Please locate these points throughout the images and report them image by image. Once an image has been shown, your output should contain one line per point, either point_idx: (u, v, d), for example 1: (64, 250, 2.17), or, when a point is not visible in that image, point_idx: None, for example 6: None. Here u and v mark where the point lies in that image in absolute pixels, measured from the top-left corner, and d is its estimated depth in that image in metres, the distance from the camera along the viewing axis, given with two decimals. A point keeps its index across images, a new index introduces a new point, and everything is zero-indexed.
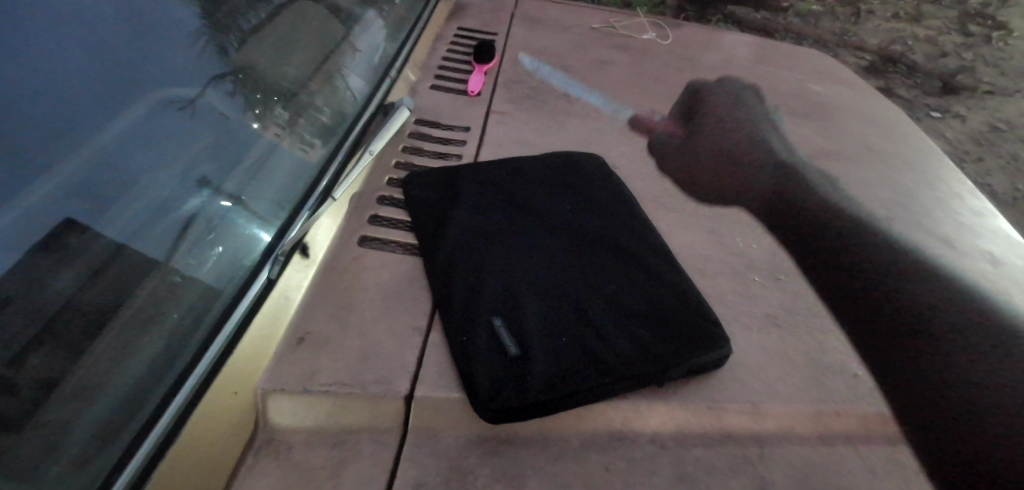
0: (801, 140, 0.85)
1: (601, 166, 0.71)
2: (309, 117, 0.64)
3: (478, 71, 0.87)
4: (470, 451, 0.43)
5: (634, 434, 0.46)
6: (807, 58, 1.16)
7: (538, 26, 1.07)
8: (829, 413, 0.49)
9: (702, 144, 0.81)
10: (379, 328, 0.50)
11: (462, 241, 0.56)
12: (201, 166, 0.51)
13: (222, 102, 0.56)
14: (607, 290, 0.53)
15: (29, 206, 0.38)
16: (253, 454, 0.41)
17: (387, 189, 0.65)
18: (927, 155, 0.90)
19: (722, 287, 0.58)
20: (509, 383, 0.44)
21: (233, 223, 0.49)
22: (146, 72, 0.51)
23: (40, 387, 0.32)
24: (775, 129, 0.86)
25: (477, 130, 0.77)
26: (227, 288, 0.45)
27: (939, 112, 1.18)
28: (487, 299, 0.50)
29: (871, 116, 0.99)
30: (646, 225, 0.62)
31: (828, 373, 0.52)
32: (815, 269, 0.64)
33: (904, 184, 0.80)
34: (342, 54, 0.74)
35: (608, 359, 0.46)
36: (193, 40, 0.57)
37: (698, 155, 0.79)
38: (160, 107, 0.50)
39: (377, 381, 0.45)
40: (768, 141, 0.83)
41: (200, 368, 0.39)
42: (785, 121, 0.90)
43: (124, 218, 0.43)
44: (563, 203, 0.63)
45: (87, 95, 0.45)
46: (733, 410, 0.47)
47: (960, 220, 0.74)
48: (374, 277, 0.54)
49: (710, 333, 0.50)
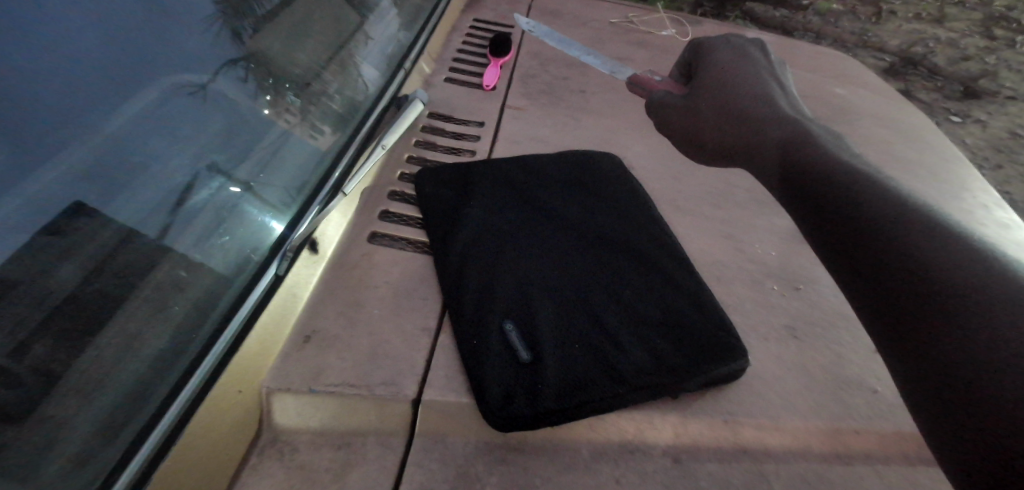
0: (780, 98, 0.70)
1: (619, 167, 0.69)
2: (321, 105, 0.63)
3: (494, 65, 0.86)
4: (477, 458, 0.42)
5: (647, 445, 0.45)
6: (830, 60, 1.13)
7: (556, 19, 1.05)
8: (847, 429, 0.47)
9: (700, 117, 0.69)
10: (388, 328, 0.49)
11: (475, 239, 0.55)
12: (213, 152, 0.48)
13: (235, 88, 0.53)
14: (622, 295, 0.51)
15: (25, 196, 0.35)
16: (257, 453, 0.41)
17: (399, 185, 0.63)
18: (952, 163, 0.88)
19: (740, 295, 0.57)
20: (520, 389, 0.43)
21: (243, 214, 0.48)
22: (161, 53, 0.48)
23: (41, 377, 0.31)
24: (759, 88, 0.70)
25: (492, 125, 0.75)
26: (236, 282, 0.44)
27: (959, 118, 1.28)
28: (501, 301, 0.49)
29: (894, 121, 0.96)
30: (662, 228, 0.60)
31: (847, 387, 0.51)
32: (813, 232, 0.50)
33: (927, 193, 0.78)
34: (356, 43, 0.72)
35: (623, 368, 0.45)
36: (205, 21, 0.54)
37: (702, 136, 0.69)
38: (170, 91, 0.47)
39: (385, 383, 0.44)
40: (753, 99, 0.68)
41: (204, 367, 0.38)
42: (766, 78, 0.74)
43: (134, 205, 0.41)
44: (578, 204, 0.62)
45: (100, 74, 0.43)
46: (748, 424, 0.46)
47: (985, 233, 0.72)
48: (384, 275, 0.53)
49: (728, 343, 0.49)
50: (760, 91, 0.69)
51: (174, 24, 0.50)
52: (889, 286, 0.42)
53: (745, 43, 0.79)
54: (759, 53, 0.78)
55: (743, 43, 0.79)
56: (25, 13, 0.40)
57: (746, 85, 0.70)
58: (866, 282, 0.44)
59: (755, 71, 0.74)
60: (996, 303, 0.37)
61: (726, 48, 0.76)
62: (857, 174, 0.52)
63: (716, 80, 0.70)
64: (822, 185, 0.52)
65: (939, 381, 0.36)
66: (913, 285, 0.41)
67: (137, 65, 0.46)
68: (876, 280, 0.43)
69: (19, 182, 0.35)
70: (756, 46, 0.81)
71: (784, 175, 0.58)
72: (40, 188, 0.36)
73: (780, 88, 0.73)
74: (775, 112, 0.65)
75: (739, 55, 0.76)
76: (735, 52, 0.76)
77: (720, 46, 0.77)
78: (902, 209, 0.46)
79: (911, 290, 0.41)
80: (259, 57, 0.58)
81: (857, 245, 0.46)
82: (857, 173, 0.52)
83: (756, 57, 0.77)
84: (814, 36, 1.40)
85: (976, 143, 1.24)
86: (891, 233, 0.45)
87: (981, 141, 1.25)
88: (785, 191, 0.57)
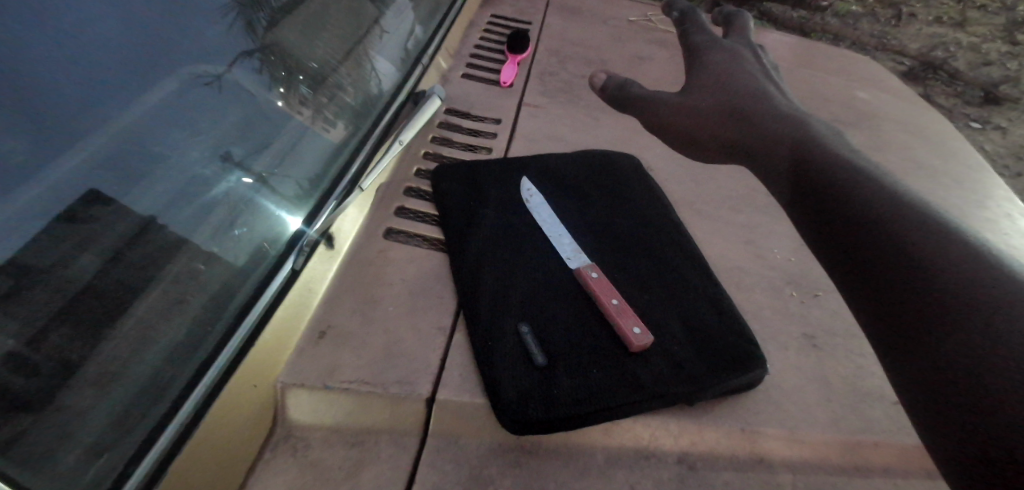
0: (773, 93, 0.74)
1: (638, 168, 0.68)
2: (335, 98, 0.62)
3: (512, 62, 0.85)
4: (492, 460, 0.42)
5: (661, 452, 0.44)
6: (852, 62, 1.10)
7: (575, 16, 1.04)
8: (867, 442, 0.46)
9: (711, 112, 0.72)
10: (404, 326, 0.48)
11: (491, 239, 0.55)
12: (228, 141, 0.49)
13: (248, 80, 0.54)
14: (639, 301, 0.51)
15: (27, 198, 0.34)
16: (272, 448, 0.41)
17: (415, 181, 0.63)
18: (975, 171, 0.85)
19: (758, 300, 0.56)
20: (537, 394, 0.43)
21: (259, 208, 0.47)
22: (180, 49, 0.49)
23: (60, 367, 0.31)
24: (755, 84, 0.75)
25: (508, 123, 0.74)
26: (253, 277, 0.44)
27: (979, 123, 1.13)
28: (516, 304, 0.49)
29: (917, 127, 0.93)
30: (681, 232, 0.59)
31: (867, 399, 0.50)
32: (823, 235, 0.52)
33: (949, 202, 0.76)
34: (372, 37, 0.72)
35: (641, 377, 0.44)
36: (219, 12, 0.54)
37: (713, 131, 0.71)
38: (187, 85, 0.48)
39: (400, 382, 0.44)
40: (750, 95, 0.72)
41: (220, 361, 0.38)
42: (754, 71, 0.79)
43: (154, 192, 0.41)
44: (597, 205, 0.61)
45: (120, 69, 0.44)
46: (766, 432, 0.45)
47: (1010, 243, 0.70)
48: (401, 271, 0.53)
49: (747, 352, 0.48)
50: (755, 87, 0.74)
51: (194, 20, 0.52)
52: (890, 287, 0.43)
53: (740, 45, 0.84)
54: (751, 54, 0.83)
55: (738, 46, 0.84)
56: (16, 5, 0.39)
57: (740, 82, 0.75)
58: (870, 281, 0.45)
59: (748, 70, 0.78)
60: (1001, 310, 0.37)
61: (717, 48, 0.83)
62: (868, 181, 0.53)
63: (711, 83, 0.76)
64: (829, 190, 0.54)
65: (943, 404, 0.36)
66: (915, 287, 0.42)
67: (156, 60, 0.47)
68: (878, 282, 0.44)
69: (34, 179, 0.35)
70: (751, 48, 0.85)
71: (795, 186, 0.59)
72: (47, 190, 0.35)
73: (775, 86, 0.77)
74: (766, 106, 0.70)
75: (732, 56, 0.81)
76: (727, 52, 0.82)
77: (714, 45, 0.84)
78: (911, 215, 0.47)
79: (911, 290, 0.42)
80: (273, 49, 0.58)
81: (861, 259, 0.47)
82: (865, 180, 0.53)
83: (748, 57, 0.82)
84: (831, 39, 1.32)
85: (996, 151, 1.07)
86: (895, 245, 0.45)
87: (1002, 148, 1.08)
88: (795, 202, 0.58)
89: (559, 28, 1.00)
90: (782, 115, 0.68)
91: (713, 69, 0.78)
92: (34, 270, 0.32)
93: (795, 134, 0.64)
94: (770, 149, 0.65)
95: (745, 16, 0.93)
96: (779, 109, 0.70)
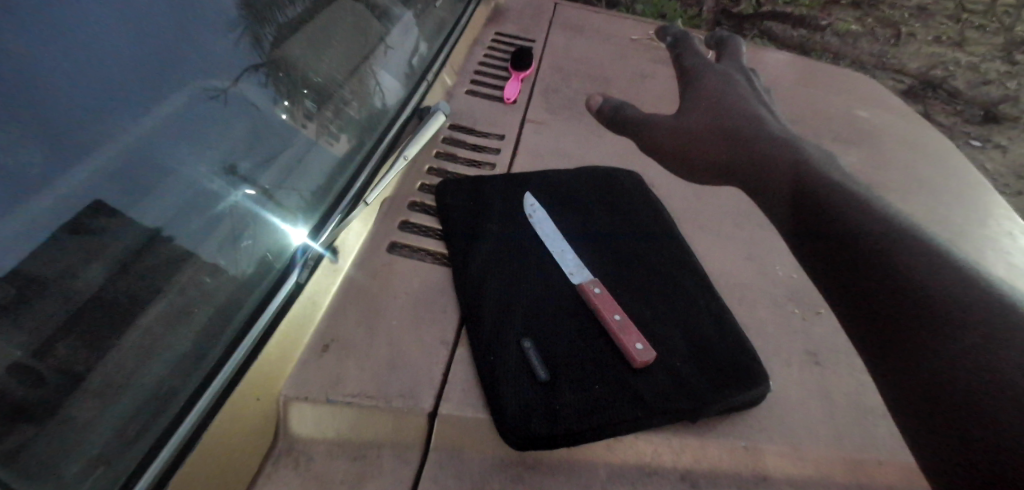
0: (766, 116, 0.79)
1: (641, 186, 0.68)
2: (340, 112, 0.63)
3: (516, 79, 0.87)
4: (494, 475, 0.41)
5: (665, 469, 0.44)
6: (851, 81, 1.11)
7: (579, 35, 1.06)
8: (871, 460, 0.46)
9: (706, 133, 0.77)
10: (407, 339, 0.49)
11: (494, 254, 0.55)
12: (236, 154, 0.49)
13: (256, 93, 0.54)
14: (642, 316, 0.51)
15: (34, 208, 0.33)
16: (274, 462, 0.41)
17: (420, 195, 0.64)
18: (976, 189, 0.85)
19: (760, 317, 0.56)
20: (539, 409, 0.43)
21: (264, 221, 0.48)
22: (191, 59, 0.49)
23: (65, 378, 0.31)
24: (747, 106, 0.80)
25: (512, 139, 0.75)
26: (257, 289, 0.44)
27: (979, 142, 1.12)
28: (519, 318, 0.49)
29: (918, 145, 0.94)
30: (683, 247, 0.60)
31: (871, 417, 0.49)
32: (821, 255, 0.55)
33: (950, 220, 0.76)
34: (377, 53, 0.73)
35: (644, 392, 0.44)
36: (229, 25, 0.54)
37: (707, 149, 0.75)
38: (198, 96, 0.48)
39: (402, 395, 0.44)
40: (743, 116, 0.78)
41: (224, 373, 0.38)
42: (745, 94, 0.83)
43: (162, 204, 0.42)
44: (599, 220, 0.62)
45: (133, 77, 0.44)
46: (769, 449, 0.45)
47: (1013, 262, 0.70)
48: (405, 284, 0.53)
49: (748, 368, 0.48)
50: (747, 108, 0.79)
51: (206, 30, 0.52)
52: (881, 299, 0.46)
53: (733, 68, 0.90)
54: (743, 77, 0.88)
55: (730, 70, 0.90)
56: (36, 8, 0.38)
57: (733, 104, 0.80)
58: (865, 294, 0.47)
59: (741, 92, 0.84)
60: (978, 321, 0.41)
61: (711, 74, 0.89)
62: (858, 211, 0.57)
63: (704, 106, 0.81)
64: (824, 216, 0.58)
65: None
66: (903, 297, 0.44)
67: (168, 69, 0.47)
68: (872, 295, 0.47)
69: (46, 187, 0.35)
70: (743, 71, 0.91)
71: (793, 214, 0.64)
72: (56, 201, 0.35)
73: (766, 108, 0.82)
74: (757, 128, 0.76)
75: (724, 80, 0.87)
76: (720, 76, 0.88)
77: (708, 71, 0.91)
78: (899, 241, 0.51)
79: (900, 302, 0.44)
80: (280, 64, 0.59)
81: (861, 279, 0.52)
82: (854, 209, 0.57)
83: (740, 80, 0.88)
84: (832, 57, 1.32)
85: (997, 170, 1.07)
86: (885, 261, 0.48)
87: (1004, 168, 1.07)
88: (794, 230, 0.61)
89: (563, 46, 1.02)
90: (773, 136, 0.74)
91: (707, 93, 0.84)
92: (44, 279, 0.32)
93: (785, 155, 0.70)
94: (763, 169, 0.70)
95: (738, 40, 0.97)
96: (769, 131, 0.75)
